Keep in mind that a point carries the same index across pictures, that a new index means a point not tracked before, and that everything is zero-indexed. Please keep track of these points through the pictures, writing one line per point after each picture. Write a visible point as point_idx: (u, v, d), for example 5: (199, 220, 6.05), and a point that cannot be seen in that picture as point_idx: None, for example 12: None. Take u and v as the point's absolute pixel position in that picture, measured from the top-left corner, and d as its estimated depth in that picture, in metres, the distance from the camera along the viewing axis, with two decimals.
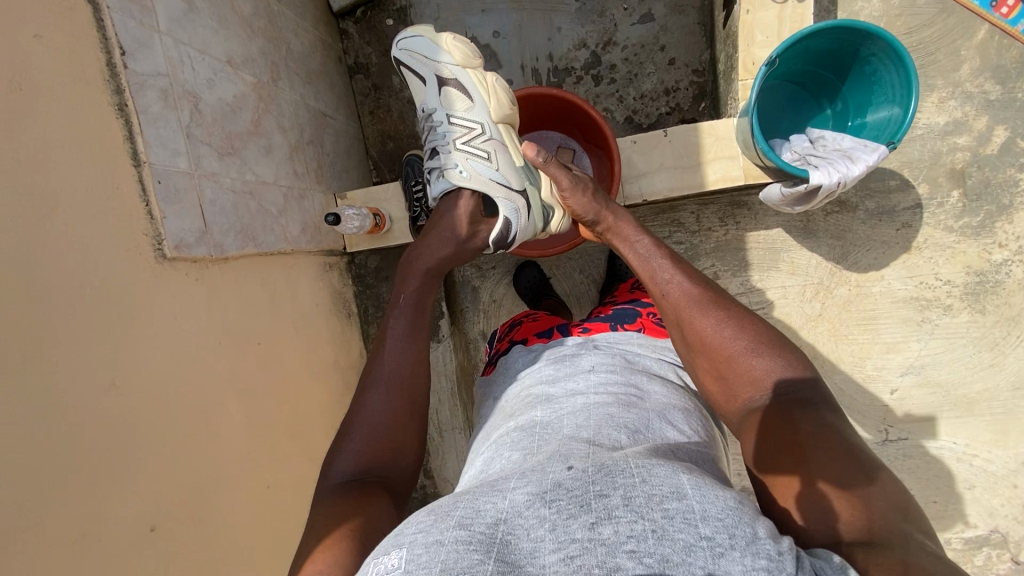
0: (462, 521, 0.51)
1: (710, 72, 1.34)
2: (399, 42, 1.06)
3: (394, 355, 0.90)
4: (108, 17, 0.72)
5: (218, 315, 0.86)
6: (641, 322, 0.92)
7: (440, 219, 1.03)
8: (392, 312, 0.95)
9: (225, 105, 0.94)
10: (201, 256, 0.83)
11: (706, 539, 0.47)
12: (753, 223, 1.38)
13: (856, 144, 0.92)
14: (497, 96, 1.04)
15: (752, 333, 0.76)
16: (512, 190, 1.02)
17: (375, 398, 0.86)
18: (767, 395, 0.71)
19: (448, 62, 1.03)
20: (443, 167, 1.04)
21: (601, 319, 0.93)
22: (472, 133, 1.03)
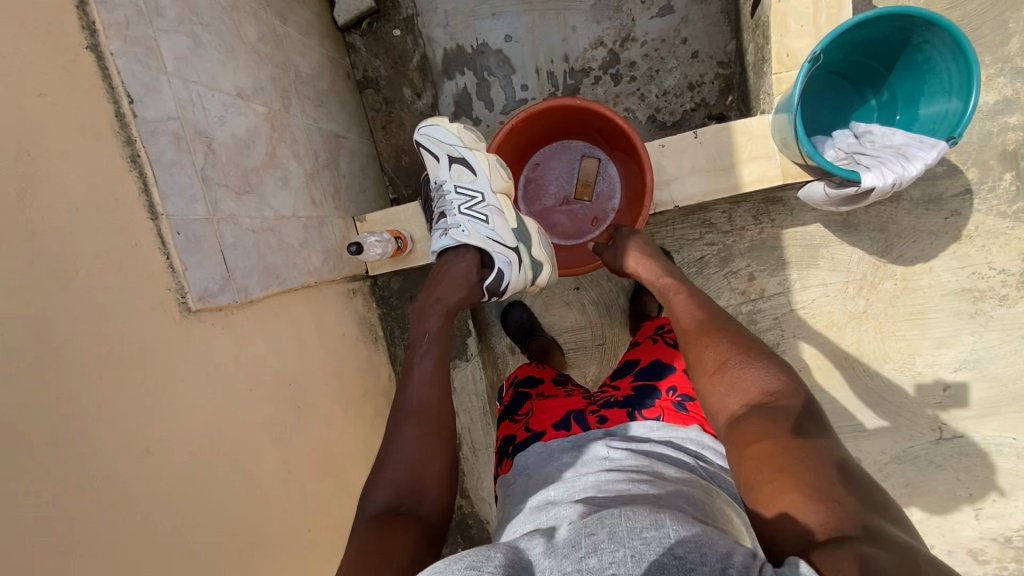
0: (470, 563, 0.47)
1: (736, 64, 1.27)
2: (419, 128, 1.07)
3: (420, 383, 0.86)
4: (112, 64, 0.69)
5: (247, 362, 0.83)
6: (661, 406, 0.82)
7: (456, 270, 1.00)
8: (416, 349, 0.90)
9: (238, 140, 0.91)
10: (225, 303, 0.80)
11: (678, 558, 0.43)
12: (789, 219, 1.31)
13: (910, 139, 0.86)
14: (500, 174, 1.05)
15: (744, 345, 0.73)
16: (505, 247, 1.02)
17: (407, 432, 0.80)
18: (755, 403, 0.66)
19: (459, 143, 1.04)
20: (449, 226, 1.02)
21: (619, 405, 0.83)
22: (475, 199, 1.03)
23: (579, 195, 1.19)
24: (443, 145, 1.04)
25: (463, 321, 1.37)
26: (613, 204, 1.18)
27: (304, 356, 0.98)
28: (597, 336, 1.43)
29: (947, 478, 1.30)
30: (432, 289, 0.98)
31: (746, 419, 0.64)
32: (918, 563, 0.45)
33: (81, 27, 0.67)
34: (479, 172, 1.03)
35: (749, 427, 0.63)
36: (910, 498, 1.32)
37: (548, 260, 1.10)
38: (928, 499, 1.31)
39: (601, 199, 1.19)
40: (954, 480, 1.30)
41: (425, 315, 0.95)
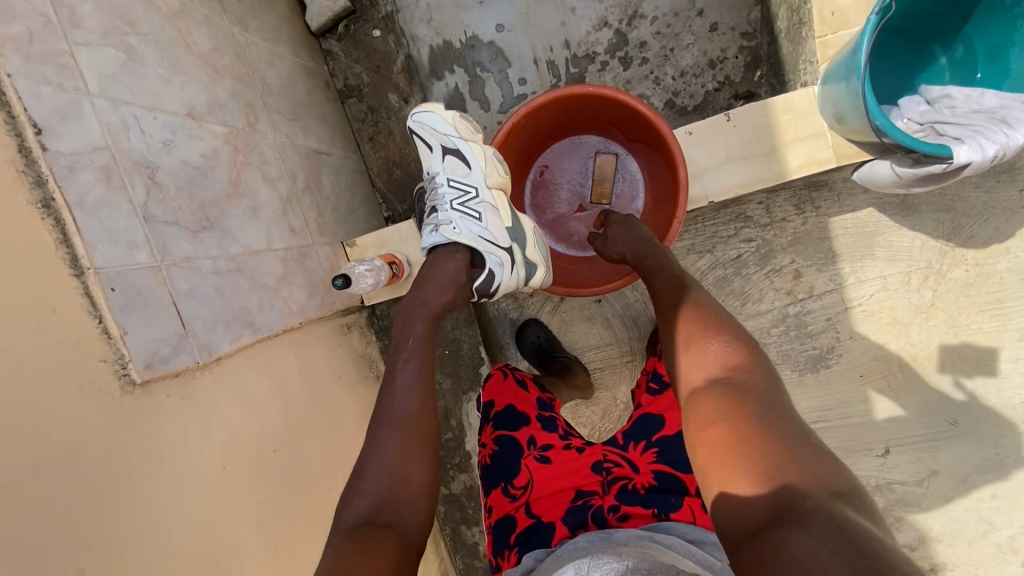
0: None
1: (763, 33, 1.11)
2: (412, 114, 0.92)
3: (401, 391, 0.75)
4: (11, 88, 0.55)
5: (217, 433, 0.69)
6: (688, 504, 0.72)
7: (445, 269, 0.86)
8: (399, 354, 0.79)
9: (192, 167, 0.77)
10: (184, 367, 0.65)
11: None
12: (836, 205, 1.14)
13: (1004, 100, 0.72)
14: (497, 170, 0.91)
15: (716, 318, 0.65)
16: (497, 247, 0.88)
17: (386, 441, 0.71)
18: (718, 379, 0.58)
19: (455, 133, 0.90)
20: (438, 222, 0.88)
21: (641, 498, 0.72)
22: (468, 195, 0.88)
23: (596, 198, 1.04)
24: (436, 133, 0.90)
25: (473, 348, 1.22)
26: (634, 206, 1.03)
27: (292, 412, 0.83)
28: (625, 353, 1.28)
29: None
30: (419, 288, 0.84)
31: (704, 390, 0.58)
32: (861, 548, 0.39)
33: None
34: (474, 164, 0.89)
35: (704, 401, 0.57)
36: (999, 513, 1.15)
37: (543, 262, 0.95)
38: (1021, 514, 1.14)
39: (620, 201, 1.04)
40: None
41: (408, 318, 0.83)
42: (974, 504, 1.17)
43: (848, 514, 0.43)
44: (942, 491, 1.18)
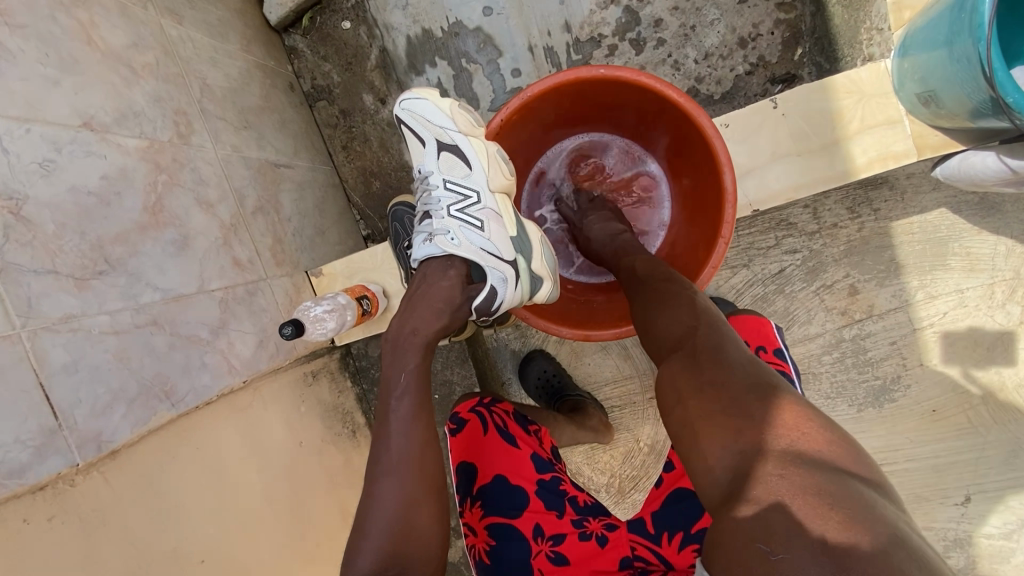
0: None
1: (805, 2, 0.92)
2: (400, 100, 0.72)
3: (397, 435, 0.62)
4: None
5: (110, 555, 0.53)
6: None
7: (440, 287, 0.68)
8: (391, 392, 0.64)
9: (86, 196, 0.59)
10: (48, 477, 0.49)
11: None
12: (900, 207, 0.95)
13: None
14: (504, 171, 0.71)
15: (688, 311, 0.57)
16: (501, 262, 0.69)
17: (388, 494, 0.59)
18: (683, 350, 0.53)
19: (454, 124, 0.70)
20: (431, 232, 0.70)
21: None
22: (468, 200, 0.69)
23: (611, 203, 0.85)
24: (430, 125, 0.71)
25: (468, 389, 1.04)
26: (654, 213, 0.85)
27: (232, 498, 0.67)
28: (648, 388, 1.09)
29: None
30: (409, 309, 0.68)
31: (682, 392, 0.50)
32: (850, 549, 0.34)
33: None
34: (476, 163, 0.70)
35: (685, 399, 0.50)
36: None
37: (551, 274, 0.75)
38: None
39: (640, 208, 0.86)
40: None
41: (398, 348, 0.66)
42: None
43: (842, 480, 0.39)
44: None
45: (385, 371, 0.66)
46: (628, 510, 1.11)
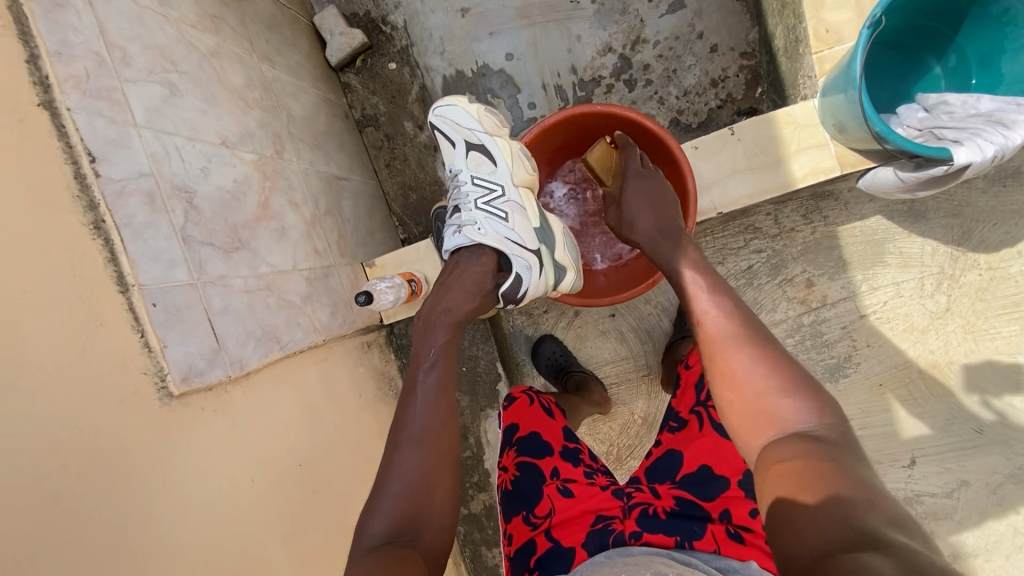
0: None
1: (762, 52, 1.16)
2: (436, 110, 0.93)
3: (421, 406, 0.77)
4: (69, 121, 0.61)
5: (247, 445, 0.70)
6: (713, 531, 0.72)
7: (471, 274, 0.87)
8: (420, 365, 0.81)
9: (225, 192, 0.81)
10: (217, 380, 0.68)
11: None
12: (844, 215, 1.16)
13: (1001, 104, 0.72)
14: (523, 163, 0.91)
15: (794, 377, 0.66)
16: (526, 248, 0.88)
17: (407, 453, 0.74)
18: (789, 434, 0.62)
19: (477, 125, 0.92)
20: (463, 224, 0.89)
21: (664, 530, 0.73)
22: (492, 195, 0.89)
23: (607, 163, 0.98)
24: (461, 131, 0.92)
25: (490, 364, 1.24)
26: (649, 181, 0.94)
27: (319, 424, 0.86)
28: (641, 367, 1.29)
29: None
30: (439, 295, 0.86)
31: (779, 449, 0.60)
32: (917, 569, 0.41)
33: (31, 84, 0.59)
34: (500, 163, 0.90)
35: (775, 460, 0.60)
36: None
37: (573, 266, 0.95)
38: None
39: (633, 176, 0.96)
40: None
41: (428, 328, 0.84)
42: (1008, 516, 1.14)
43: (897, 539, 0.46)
44: (973, 503, 1.16)
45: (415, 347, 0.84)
46: (625, 473, 1.30)
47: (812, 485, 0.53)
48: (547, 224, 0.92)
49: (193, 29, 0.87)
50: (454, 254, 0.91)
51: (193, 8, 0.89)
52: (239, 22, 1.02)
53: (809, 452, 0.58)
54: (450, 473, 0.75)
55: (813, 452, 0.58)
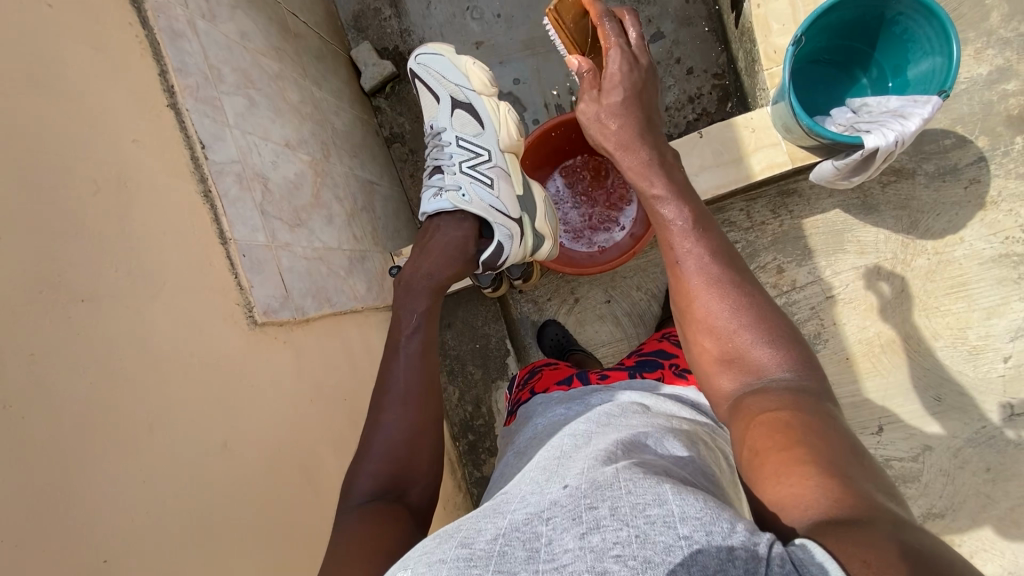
0: (463, 540, 0.50)
1: (731, 73, 1.37)
2: (426, 64, 1.12)
3: (403, 372, 0.86)
4: (188, 117, 0.80)
5: (307, 374, 0.88)
6: (663, 372, 0.91)
7: (454, 244, 1.02)
8: (402, 330, 0.90)
9: (289, 182, 1.01)
10: (286, 319, 0.86)
11: (685, 538, 0.43)
12: (807, 209, 1.34)
13: (904, 101, 0.91)
14: (508, 120, 1.10)
15: (775, 326, 0.67)
16: (508, 217, 1.04)
17: (392, 414, 0.81)
18: (763, 380, 0.64)
19: (458, 82, 1.10)
20: (446, 189, 1.05)
21: (622, 368, 0.93)
22: (480, 159, 1.06)
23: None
24: (452, 91, 1.10)
25: (501, 340, 1.44)
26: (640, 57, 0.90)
27: (359, 372, 1.03)
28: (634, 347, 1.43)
29: None
30: (421, 262, 0.99)
31: (754, 399, 0.62)
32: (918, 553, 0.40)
33: (162, 90, 0.79)
34: (486, 128, 1.08)
35: (755, 410, 0.60)
36: (995, 484, 1.21)
37: (549, 235, 1.13)
38: (1015, 484, 1.20)
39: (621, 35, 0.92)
40: None
41: (410, 293, 0.96)
42: (970, 478, 1.23)
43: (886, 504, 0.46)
44: (938, 466, 1.25)
45: (395, 311, 0.94)
46: None
47: (803, 459, 0.50)
48: (525, 194, 1.09)
49: (264, 57, 1.10)
50: (436, 216, 1.05)
51: (264, 42, 1.12)
52: (296, 53, 1.25)
53: (791, 399, 0.59)
54: (431, 429, 0.83)
55: (796, 400, 0.59)
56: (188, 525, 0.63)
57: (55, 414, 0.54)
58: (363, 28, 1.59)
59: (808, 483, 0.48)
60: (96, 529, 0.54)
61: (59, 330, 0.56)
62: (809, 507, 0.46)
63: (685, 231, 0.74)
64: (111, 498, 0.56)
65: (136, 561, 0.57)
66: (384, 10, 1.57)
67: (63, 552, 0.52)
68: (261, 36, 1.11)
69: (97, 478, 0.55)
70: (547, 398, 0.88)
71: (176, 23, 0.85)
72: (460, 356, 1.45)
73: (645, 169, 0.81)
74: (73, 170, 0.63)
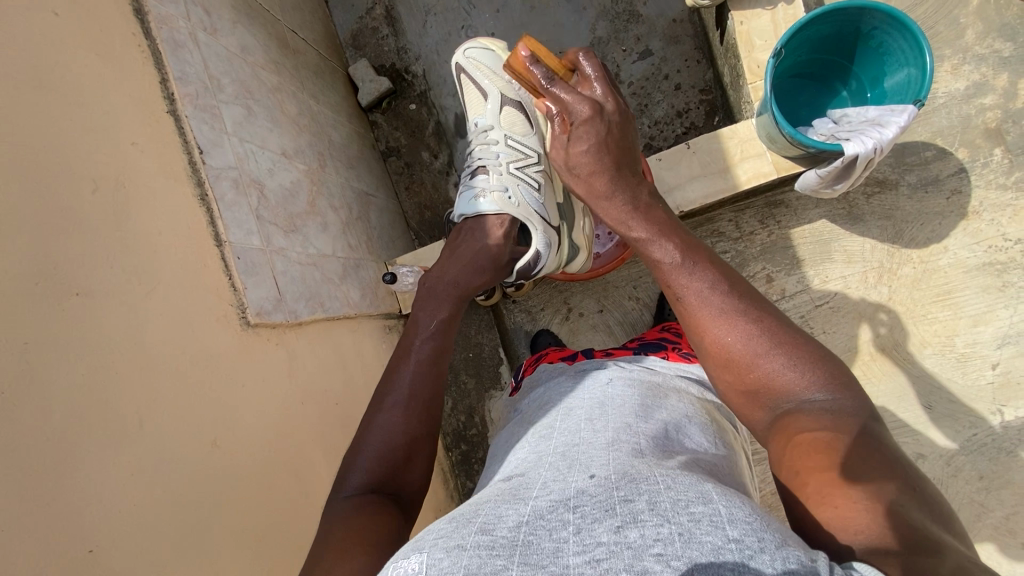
0: (482, 526, 0.50)
1: (717, 88, 1.41)
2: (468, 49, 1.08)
3: (413, 372, 0.86)
4: (187, 124, 0.83)
5: (298, 377, 0.88)
6: (667, 352, 0.93)
7: (474, 246, 1.00)
8: (418, 334, 0.91)
9: (285, 189, 1.03)
10: (278, 321, 0.87)
11: (735, 541, 0.44)
12: (794, 219, 1.37)
13: (882, 111, 0.94)
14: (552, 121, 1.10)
15: (807, 353, 0.66)
16: (550, 227, 1.03)
17: (391, 413, 0.82)
18: (795, 404, 0.64)
19: (508, 78, 1.06)
20: (490, 189, 1.02)
21: (625, 347, 0.96)
22: (528, 161, 1.04)
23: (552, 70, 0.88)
24: (499, 84, 1.06)
25: (494, 350, 1.46)
26: (608, 106, 0.87)
27: (350, 377, 1.03)
28: None
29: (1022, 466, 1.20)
30: (447, 268, 0.99)
31: (795, 422, 0.61)
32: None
33: (162, 97, 0.81)
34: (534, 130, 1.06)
35: (799, 426, 0.60)
36: (989, 492, 1.21)
37: (586, 249, 1.13)
38: (1008, 493, 1.21)
39: (583, 86, 0.89)
40: None
41: (432, 297, 0.96)
42: (964, 487, 1.22)
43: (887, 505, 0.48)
44: (931, 474, 1.24)
45: (415, 314, 0.95)
46: None
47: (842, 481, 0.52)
48: (565, 201, 1.09)
49: (263, 70, 1.13)
50: (476, 218, 1.03)
51: (263, 56, 1.15)
52: (294, 68, 1.28)
53: (842, 425, 0.59)
54: (428, 436, 0.83)
55: (836, 422, 0.59)
56: (176, 518, 0.63)
57: (45, 402, 0.54)
58: (360, 47, 1.63)
59: (858, 505, 0.50)
60: (85, 518, 0.54)
61: (53, 321, 0.57)
62: (860, 531, 0.48)
63: (678, 266, 0.75)
64: (101, 491, 0.56)
65: (121, 551, 0.57)
66: (382, 29, 1.62)
67: (49, 543, 0.52)
68: (260, 51, 1.15)
69: (85, 468, 0.56)
70: (552, 368, 0.93)
71: (177, 34, 0.87)
72: (453, 365, 1.46)
73: (625, 214, 0.82)
74: (73, 169, 0.64)
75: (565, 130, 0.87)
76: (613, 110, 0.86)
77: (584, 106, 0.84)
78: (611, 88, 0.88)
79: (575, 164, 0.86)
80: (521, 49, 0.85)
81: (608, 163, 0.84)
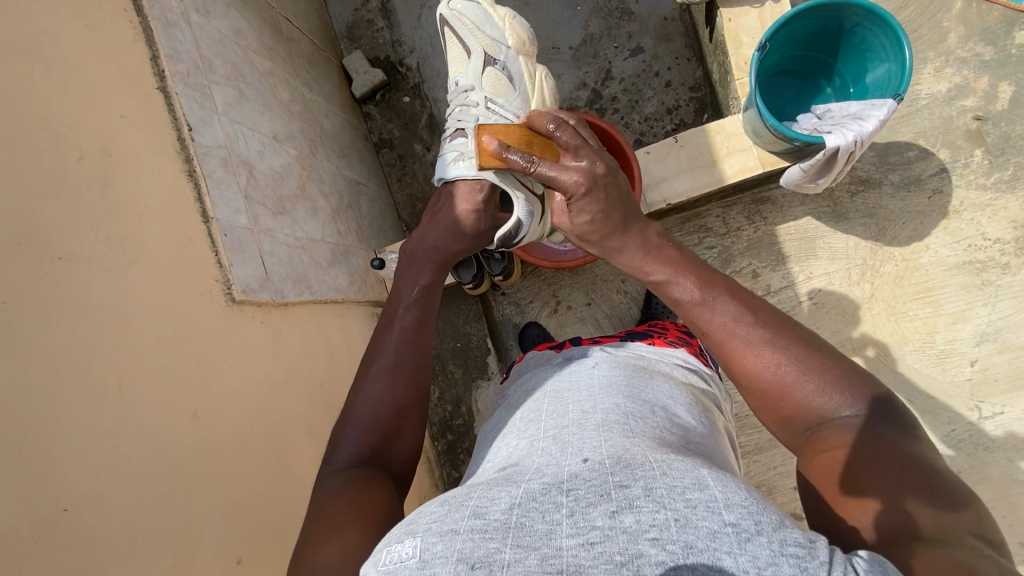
0: (475, 510, 0.50)
1: (706, 86, 1.43)
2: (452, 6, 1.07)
3: (397, 340, 0.86)
4: (176, 101, 0.83)
5: (283, 357, 0.89)
6: (655, 339, 0.93)
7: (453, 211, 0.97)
8: (401, 302, 0.90)
9: (274, 172, 1.04)
10: (264, 300, 0.87)
11: (731, 524, 0.45)
12: (780, 216, 1.39)
13: (863, 105, 0.97)
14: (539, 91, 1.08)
15: (833, 368, 0.65)
16: (533, 195, 0.99)
17: (377, 382, 0.82)
18: (825, 422, 0.62)
19: (493, 38, 1.06)
20: (469, 153, 0.99)
21: (615, 337, 0.96)
22: (510, 124, 1.01)
23: (522, 146, 0.83)
24: (483, 43, 1.05)
25: (482, 339, 1.47)
26: (599, 167, 0.77)
27: (336, 360, 1.04)
28: None
29: (998, 461, 1.22)
30: (428, 233, 0.97)
31: (823, 442, 0.60)
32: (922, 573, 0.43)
33: (153, 73, 0.81)
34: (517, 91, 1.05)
35: (824, 447, 0.60)
36: None
37: None
38: (986, 488, 1.22)
39: (567, 156, 0.79)
40: (1007, 462, 1.22)
41: (413, 263, 0.95)
42: None
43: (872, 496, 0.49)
44: None
45: (396, 281, 0.95)
46: None
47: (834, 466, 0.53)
48: None
49: (256, 55, 1.13)
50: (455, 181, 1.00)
51: (256, 41, 1.16)
52: (287, 55, 1.29)
53: (848, 422, 0.59)
54: (418, 403, 0.83)
55: (864, 439, 0.58)
56: (153, 486, 0.63)
57: (24, 360, 0.54)
58: (355, 39, 1.64)
59: None
60: (59, 477, 0.55)
61: (33, 283, 0.57)
62: None
63: (701, 303, 0.72)
64: (77, 453, 0.57)
65: (98, 512, 0.57)
66: (377, 21, 1.63)
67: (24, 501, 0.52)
68: (254, 36, 1.15)
69: (63, 429, 0.56)
70: (540, 355, 0.94)
71: (170, 14, 0.88)
72: (442, 355, 1.47)
73: (640, 258, 0.77)
74: (60, 137, 0.65)
75: (564, 200, 0.78)
76: (604, 172, 0.76)
77: (576, 180, 0.75)
78: (596, 151, 0.78)
79: (585, 232, 0.79)
80: (489, 142, 0.80)
81: (618, 220, 0.77)
